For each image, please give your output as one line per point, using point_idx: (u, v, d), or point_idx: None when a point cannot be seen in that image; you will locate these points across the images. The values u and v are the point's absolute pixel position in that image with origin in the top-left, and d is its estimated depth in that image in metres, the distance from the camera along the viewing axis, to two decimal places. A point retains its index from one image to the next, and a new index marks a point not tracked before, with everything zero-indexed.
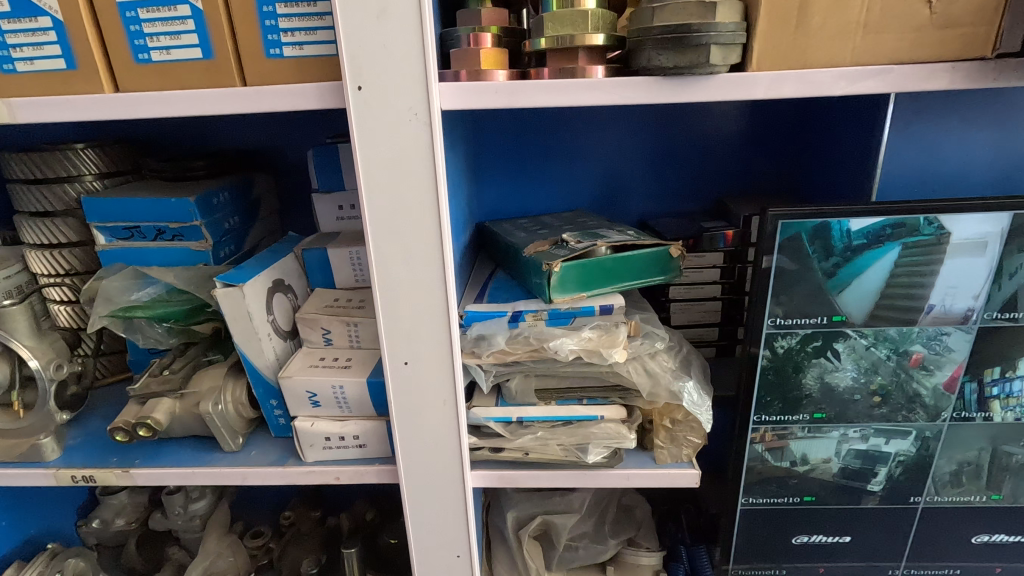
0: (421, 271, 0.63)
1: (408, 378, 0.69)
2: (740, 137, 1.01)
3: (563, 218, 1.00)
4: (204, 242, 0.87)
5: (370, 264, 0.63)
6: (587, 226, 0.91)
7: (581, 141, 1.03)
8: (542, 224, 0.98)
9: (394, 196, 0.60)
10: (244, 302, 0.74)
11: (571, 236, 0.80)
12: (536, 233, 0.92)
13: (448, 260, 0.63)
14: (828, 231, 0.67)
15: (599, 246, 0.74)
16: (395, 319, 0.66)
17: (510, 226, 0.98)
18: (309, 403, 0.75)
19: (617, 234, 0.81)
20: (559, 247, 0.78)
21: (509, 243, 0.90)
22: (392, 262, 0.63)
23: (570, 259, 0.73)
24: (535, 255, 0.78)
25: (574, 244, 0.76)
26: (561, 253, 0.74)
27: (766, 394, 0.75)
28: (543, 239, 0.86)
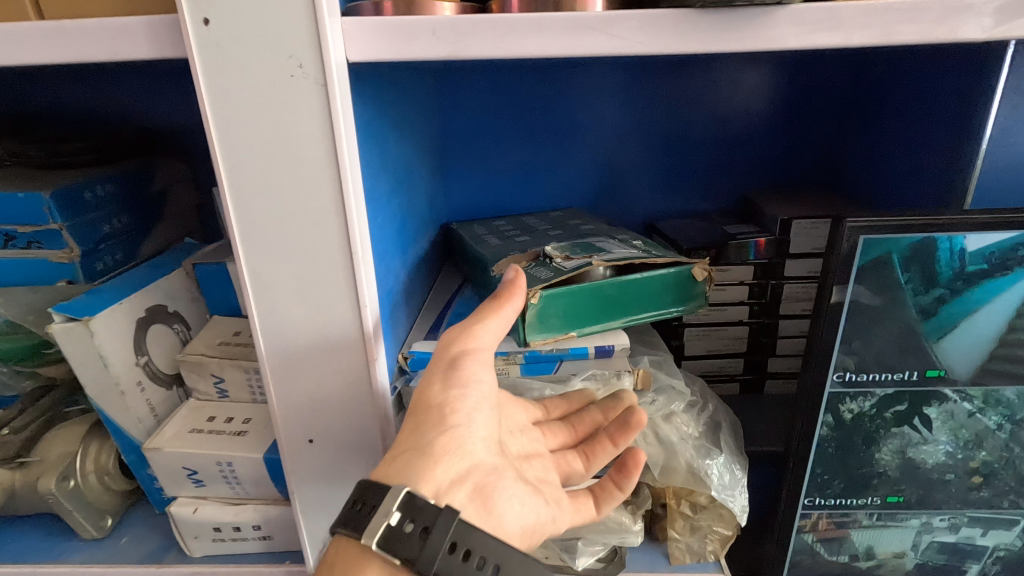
0: (326, 312, 0.42)
1: (316, 460, 0.47)
2: (774, 118, 0.80)
3: (548, 220, 0.78)
4: (69, 251, 0.65)
5: (246, 301, 0.42)
6: (580, 233, 0.70)
7: (572, 123, 0.81)
8: (522, 227, 0.76)
9: (274, 201, 0.39)
10: (94, 343, 0.52)
11: (556, 248, 0.59)
12: (512, 240, 0.70)
13: (365, 297, 0.41)
14: (934, 252, 0.45)
15: (594, 266, 0.53)
16: (293, 379, 0.44)
17: (481, 231, 0.76)
18: (190, 482, 0.54)
19: (620, 247, 0.60)
20: (541, 265, 0.57)
21: (476, 254, 0.68)
22: (279, 298, 0.42)
23: (553, 285, 0.52)
24: (507, 275, 0.57)
25: (560, 262, 0.55)
26: (542, 275, 0.53)
27: (823, 472, 0.54)
28: (520, 250, 0.65)
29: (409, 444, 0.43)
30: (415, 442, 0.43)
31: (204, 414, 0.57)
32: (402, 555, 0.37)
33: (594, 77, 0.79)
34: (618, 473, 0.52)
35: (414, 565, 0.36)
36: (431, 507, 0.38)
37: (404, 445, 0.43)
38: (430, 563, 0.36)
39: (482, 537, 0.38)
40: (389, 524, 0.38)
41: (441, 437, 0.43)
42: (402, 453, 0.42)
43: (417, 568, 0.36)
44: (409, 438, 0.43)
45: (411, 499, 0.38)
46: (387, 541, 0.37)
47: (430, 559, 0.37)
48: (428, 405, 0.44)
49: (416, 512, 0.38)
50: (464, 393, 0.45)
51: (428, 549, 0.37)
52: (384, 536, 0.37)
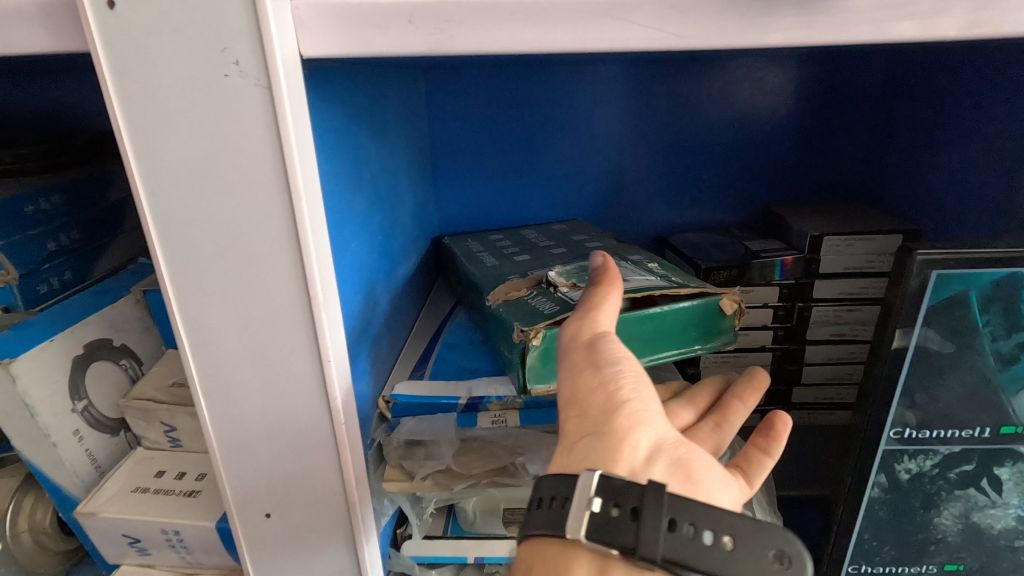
0: (282, 368, 0.34)
1: (274, 538, 0.39)
2: (800, 122, 0.72)
3: (550, 234, 0.70)
4: (4, 275, 0.56)
5: (182, 354, 0.34)
6: (586, 251, 0.62)
7: (577, 128, 0.73)
8: (520, 243, 0.68)
9: (210, 234, 0.31)
10: (17, 389, 0.44)
11: (561, 272, 0.51)
12: (509, 259, 0.62)
13: (327, 351, 0.33)
14: (1019, 288, 0.37)
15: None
16: (244, 445, 0.36)
17: (475, 246, 0.68)
18: (133, 551, 0.46)
19: (633, 272, 0.52)
20: (543, 295, 0.49)
21: (467, 275, 0.60)
22: (223, 351, 0.34)
23: (558, 322, 0.44)
24: (505, 305, 0.49)
25: (567, 293, 0.48)
26: (545, 310, 0.45)
27: (872, 537, 0.47)
28: (518, 272, 0.57)
29: (580, 433, 0.33)
30: (588, 427, 0.32)
31: (152, 467, 0.49)
32: (618, 545, 0.29)
33: (601, 76, 0.71)
34: (762, 437, 0.44)
35: (637, 554, 0.29)
36: (633, 483, 0.30)
37: (576, 438, 0.33)
38: (655, 548, 0.28)
39: (698, 505, 0.30)
40: (593, 512, 0.29)
41: (615, 414, 0.32)
42: (579, 445, 0.32)
43: (640, 556, 0.29)
44: (579, 427, 0.33)
45: (609, 480, 0.30)
46: (597, 533, 0.29)
47: (653, 542, 0.29)
48: (583, 389, 0.33)
49: (618, 493, 0.30)
50: (619, 360, 0.34)
51: (647, 533, 0.29)
52: (590, 529, 0.29)
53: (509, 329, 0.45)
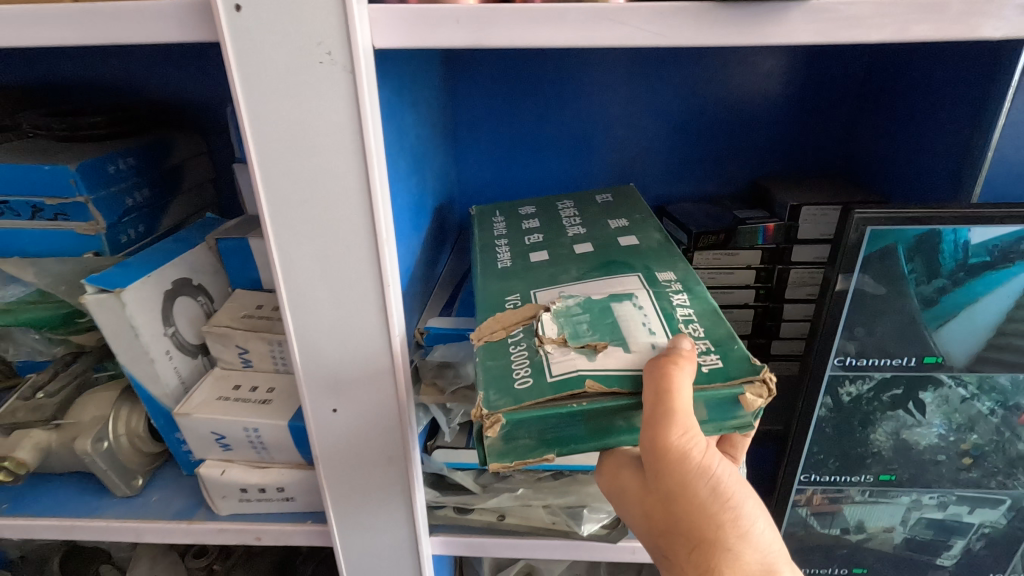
0: (354, 292, 0.44)
1: (338, 428, 0.50)
2: (790, 102, 0.80)
3: (582, 210, 0.74)
4: (94, 225, 0.67)
5: (273, 274, 0.44)
6: (610, 262, 0.58)
7: (583, 106, 0.82)
8: (547, 223, 0.70)
9: (302, 185, 0.40)
10: (126, 314, 0.55)
11: (561, 315, 0.49)
12: (525, 258, 0.62)
13: (389, 281, 0.43)
14: (937, 242, 0.46)
15: (587, 390, 0.41)
16: (315, 351, 0.47)
17: (499, 223, 0.73)
18: (217, 446, 0.57)
19: (644, 330, 0.46)
20: (528, 351, 0.46)
21: (474, 273, 0.60)
22: (304, 275, 0.44)
23: (523, 411, 0.41)
24: (485, 352, 0.47)
25: (550, 361, 0.44)
26: (516, 384, 0.42)
27: (819, 451, 0.57)
28: (520, 290, 0.55)
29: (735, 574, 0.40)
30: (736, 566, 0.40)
31: (229, 382, 0.60)
32: None
33: (610, 58, 0.79)
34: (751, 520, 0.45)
35: None
36: None
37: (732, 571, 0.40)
38: None
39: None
40: None
41: (759, 545, 0.41)
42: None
43: None
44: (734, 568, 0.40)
45: None
46: None
47: None
48: (729, 536, 0.40)
49: None
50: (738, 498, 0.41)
51: None
52: None
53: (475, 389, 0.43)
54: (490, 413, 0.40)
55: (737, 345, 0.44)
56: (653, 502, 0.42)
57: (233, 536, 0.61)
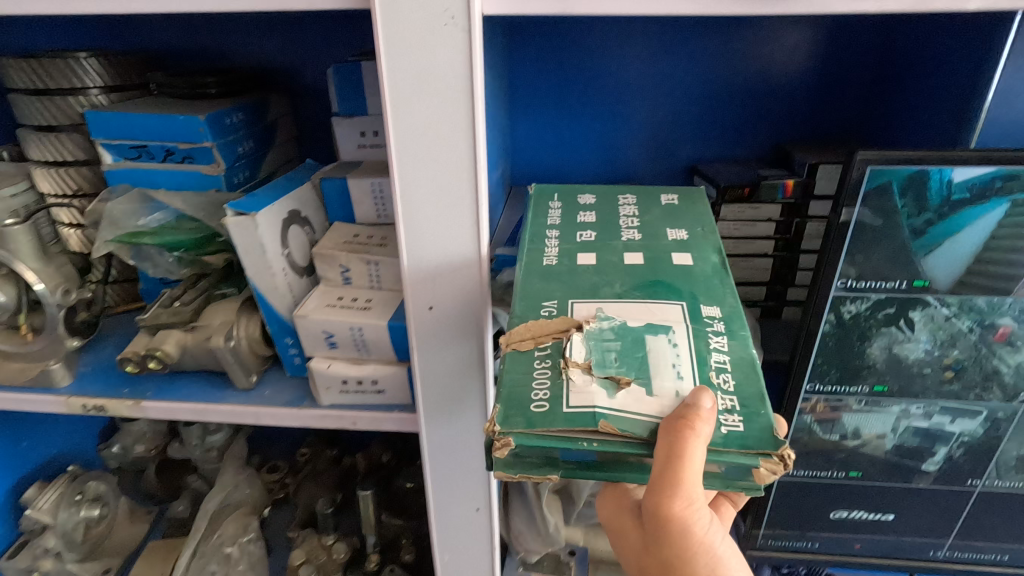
0: (453, 205, 0.56)
1: (433, 325, 0.63)
2: (813, 74, 0.89)
3: (642, 210, 0.76)
4: (216, 166, 0.80)
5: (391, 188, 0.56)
6: (656, 282, 0.61)
7: (627, 75, 0.93)
8: (601, 222, 0.73)
9: (422, 115, 0.53)
10: (258, 232, 0.68)
11: (592, 343, 0.52)
12: (571, 257, 0.65)
13: (482, 196, 0.56)
14: (926, 180, 0.57)
15: (598, 428, 0.45)
16: (417, 254, 0.59)
17: (556, 209, 0.77)
18: (326, 344, 0.70)
19: (673, 373, 0.50)
20: (550, 375, 0.50)
21: (519, 265, 0.65)
22: (415, 190, 0.56)
23: (532, 437, 0.45)
24: (509, 361, 0.52)
25: (570, 388, 0.48)
26: (533, 407, 0.47)
27: (823, 362, 0.68)
28: (558, 296, 0.59)
29: None
30: None
31: (333, 295, 0.73)
32: None
33: (653, 31, 0.89)
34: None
35: None
36: None
37: None
38: None
39: None
40: None
41: None
42: None
43: None
44: None
45: None
46: None
47: None
48: None
49: None
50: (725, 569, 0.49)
51: None
52: None
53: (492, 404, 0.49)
54: (499, 437, 0.45)
55: (765, 412, 0.46)
56: (648, 555, 0.50)
57: (333, 421, 0.74)
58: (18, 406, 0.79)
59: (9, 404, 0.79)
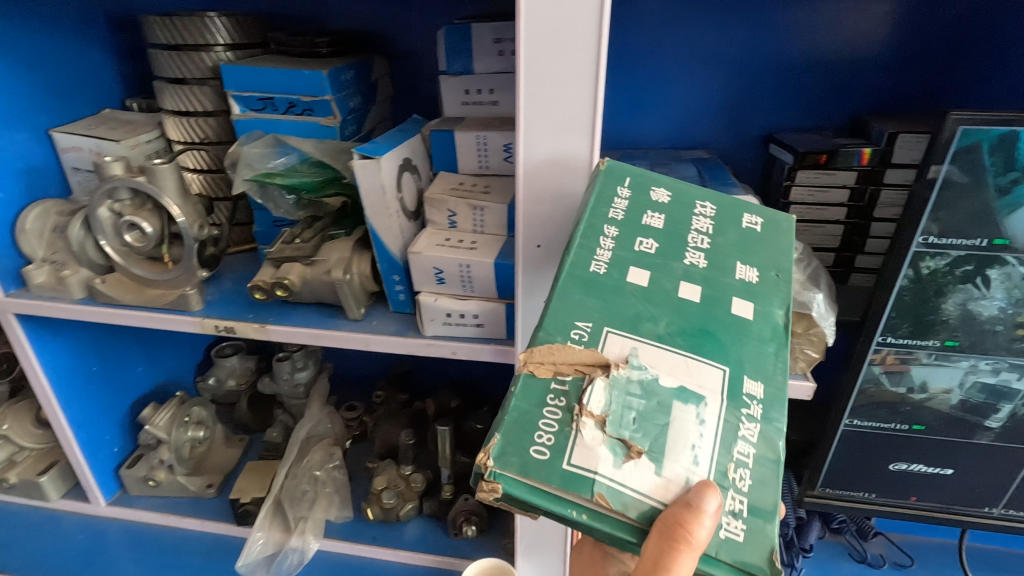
0: (571, 117, 0.62)
1: (540, 259, 0.72)
2: (893, 46, 0.93)
3: (718, 228, 0.66)
4: (333, 118, 0.88)
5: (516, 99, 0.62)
6: (703, 330, 0.57)
7: (712, 42, 0.97)
8: (669, 228, 0.65)
9: (553, 29, 0.58)
10: (379, 175, 0.76)
11: (614, 400, 0.52)
12: (622, 270, 0.61)
13: (599, 109, 0.61)
14: (1015, 140, 0.61)
15: (591, 499, 0.47)
16: (535, 180, 0.67)
17: (624, 197, 0.66)
18: (434, 279, 0.79)
19: (689, 455, 0.51)
20: (561, 420, 0.51)
21: (563, 267, 0.60)
22: (537, 124, 0.63)
23: (522, 487, 0.49)
24: (523, 386, 0.53)
25: (576, 442, 0.50)
26: (533, 450, 0.50)
27: (896, 316, 0.73)
28: (597, 324, 0.57)
29: None
30: None
31: (440, 237, 0.81)
32: None
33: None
34: None
35: None
36: None
37: None
38: None
39: None
40: None
41: None
42: None
43: None
44: None
45: None
46: None
47: None
48: None
49: None
50: None
51: None
52: None
53: (493, 431, 0.52)
54: (489, 479, 0.49)
55: (770, 527, 0.50)
56: None
57: (434, 350, 0.82)
58: (156, 325, 0.90)
59: (149, 325, 0.90)
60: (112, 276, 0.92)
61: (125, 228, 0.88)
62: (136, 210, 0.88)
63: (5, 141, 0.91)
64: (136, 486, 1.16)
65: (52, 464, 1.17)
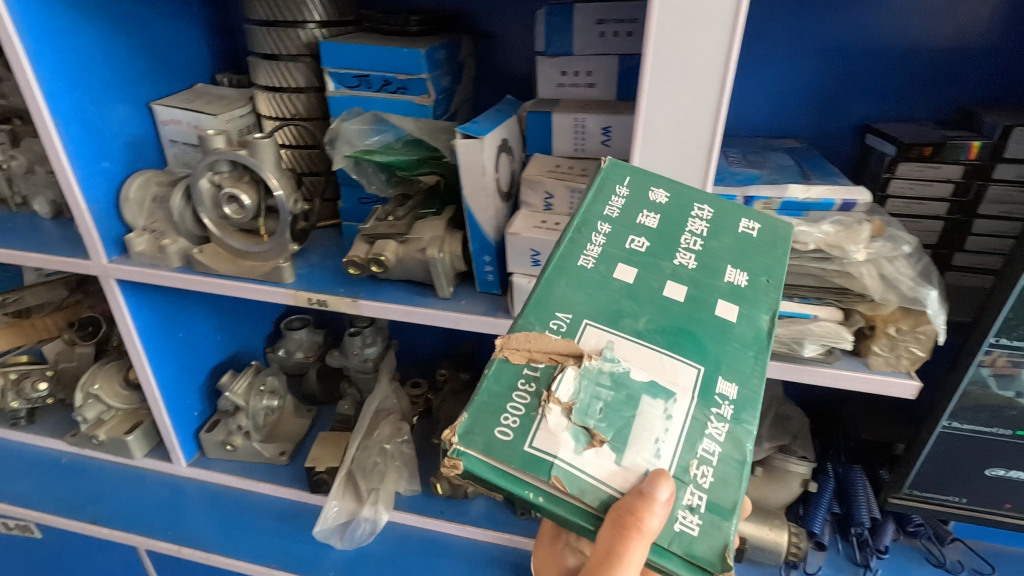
0: (696, 97, 0.64)
1: None
2: (1010, 35, 0.88)
3: (714, 230, 0.63)
4: (426, 97, 0.89)
5: (637, 102, 0.66)
6: (684, 330, 0.56)
7: (814, 26, 0.93)
8: (664, 227, 0.63)
9: (676, 55, 0.62)
10: (482, 155, 0.76)
11: (581, 390, 0.51)
12: (609, 267, 0.59)
13: (725, 97, 0.63)
14: None
15: (548, 482, 0.47)
16: (652, 162, 0.69)
17: (622, 195, 0.64)
18: (530, 261, 0.79)
19: (651, 449, 0.50)
20: (530, 402, 0.51)
21: (549, 259, 0.60)
22: (659, 110, 0.65)
23: (482, 465, 0.49)
24: (496, 369, 0.53)
25: (541, 426, 0.49)
26: (498, 431, 0.50)
27: (1014, 317, 0.70)
28: (574, 317, 0.56)
29: None
30: None
31: (535, 219, 0.81)
32: None
33: None
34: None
35: None
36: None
37: None
38: None
39: None
40: None
41: None
42: None
43: None
44: None
45: None
46: None
47: None
48: None
49: None
50: None
51: None
52: None
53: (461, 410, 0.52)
54: (452, 457, 0.49)
55: (727, 525, 0.49)
56: None
57: None
58: (250, 296, 0.93)
59: (244, 295, 0.93)
60: (208, 246, 0.96)
61: (224, 201, 0.91)
62: (234, 182, 0.91)
63: (111, 111, 0.94)
64: (214, 450, 1.21)
65: (136, 424, 1.23)
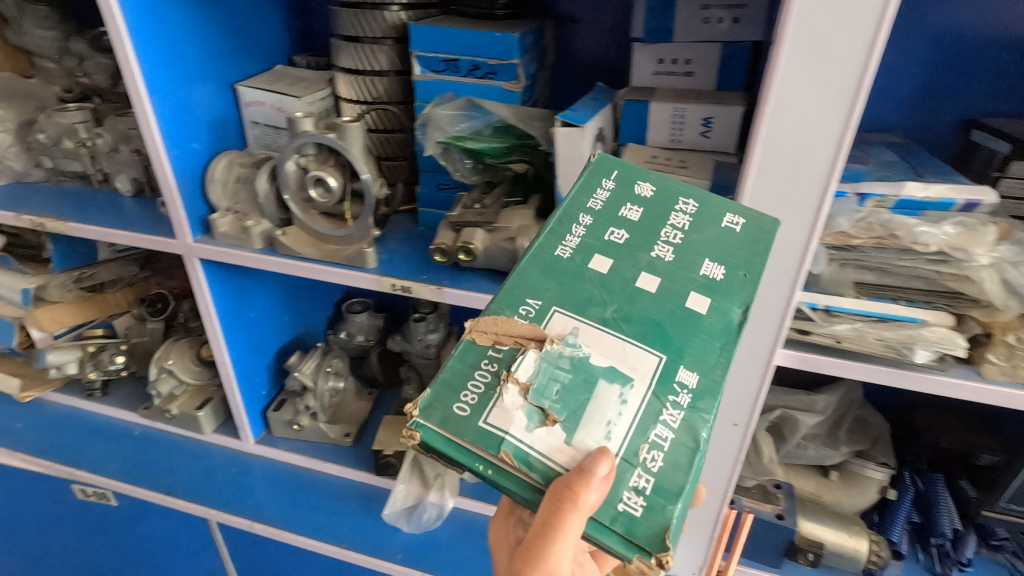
0: (834, 84, 0.57)
1: None
2: None
3: (697, 223, 0.61)
4: (516, 83, 0.87)
5: (765, 88, 0.59)
6: (652, 319, 0.55)
7: (924, 13, 0.88)
8: (648, 218, 0.62)
9: (815, 48, 0.56)
10: (582, 144, 0.74)
11: (541, 370, 0.52)
12: (587, 257, 0.59)
13: (866, 84, 0.56)
14: None
15: (496, 456, 0.49)
16: (773, 158, 0.62)
17: (606, 188, 0.64)
18: None
19: (603, 431, 0.50)
20: (489, 381, 0.53)
21: (529, 247, 0.60)
22: (787, 99, 0.59)
23: (435, 437, 0.51)
24: (462, 349, 0.55)
25: (496, 404, 0.51)
26: (456, 407, 0.52)
27: None
28: (546, 303, 0.56)
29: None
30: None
31: None
32: None
33: None
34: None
35: None
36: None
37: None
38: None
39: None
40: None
41: None
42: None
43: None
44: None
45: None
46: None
47: None
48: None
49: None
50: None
51: None
52: None
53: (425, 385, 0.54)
54: (410, 428, 0.51)
55: (672, 508, 0.48)
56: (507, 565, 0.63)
57: None
58: (332, 279, 0.93)
59: (326, 278, 0.93)
60: (291, 228, 0.96)
61: (311, 184, 0.91)
62: (320, 165, 0.91)
63: (199, 92, 0.94)
64: (281, 429, 1.23)
65: (207, 400, 1.26)
